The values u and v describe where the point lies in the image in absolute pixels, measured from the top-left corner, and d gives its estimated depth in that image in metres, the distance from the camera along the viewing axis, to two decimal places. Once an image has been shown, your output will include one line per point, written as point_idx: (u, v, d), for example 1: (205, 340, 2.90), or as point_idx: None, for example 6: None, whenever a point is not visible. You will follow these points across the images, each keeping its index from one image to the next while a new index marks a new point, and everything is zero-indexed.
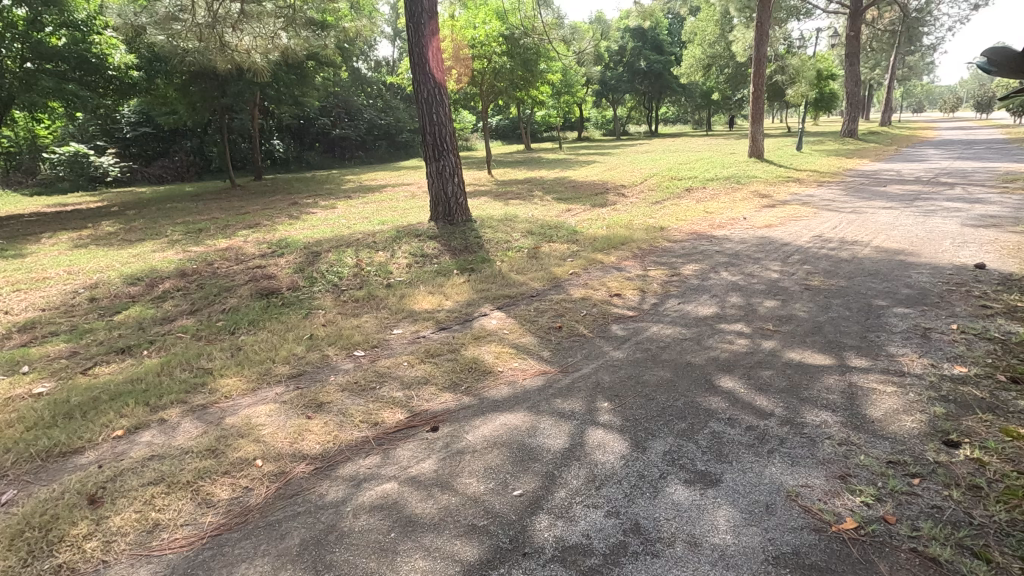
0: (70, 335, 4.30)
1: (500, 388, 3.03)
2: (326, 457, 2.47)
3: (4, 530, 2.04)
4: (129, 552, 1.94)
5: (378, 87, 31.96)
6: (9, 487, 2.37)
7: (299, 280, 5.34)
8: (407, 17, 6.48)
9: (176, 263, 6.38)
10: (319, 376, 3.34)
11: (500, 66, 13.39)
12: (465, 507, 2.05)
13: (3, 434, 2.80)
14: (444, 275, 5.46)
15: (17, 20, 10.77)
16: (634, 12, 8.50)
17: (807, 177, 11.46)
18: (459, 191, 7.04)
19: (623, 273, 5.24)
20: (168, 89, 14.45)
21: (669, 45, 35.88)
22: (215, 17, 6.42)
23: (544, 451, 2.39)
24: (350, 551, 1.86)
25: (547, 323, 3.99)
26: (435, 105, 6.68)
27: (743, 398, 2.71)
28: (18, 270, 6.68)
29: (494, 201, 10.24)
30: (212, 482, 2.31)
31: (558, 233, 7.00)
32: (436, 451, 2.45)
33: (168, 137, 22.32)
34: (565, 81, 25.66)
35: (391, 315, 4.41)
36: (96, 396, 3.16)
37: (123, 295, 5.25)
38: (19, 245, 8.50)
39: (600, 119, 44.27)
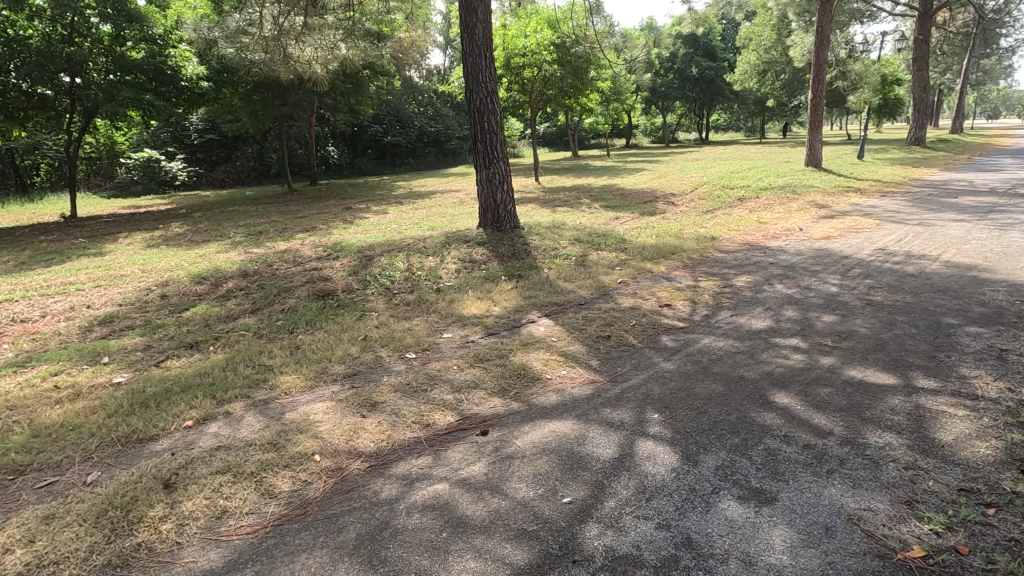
0: (144, 329, 4.60)
1: (549, 395, 3.05)
2: (381, 455, 2.55)
3: (89, 508, 2.21)
4: (200, 535, 2.06)
5: (429, 95, 32.76)
6: (94, 468, 2.56)
7: (353, 283, 5.53)
8: (461, 27, 6.60)
9: (240, 263, 6.72)
10: (372, 376, 3.45)
11: (550, 75, 13.45)
12: (515, 511, 2.09)
13: (87, 419, 3.02)
14: (492, 281, 5.53)
15: (102, 36, 11.60)
16: (687, 19, 8.39)
17: (869, 186, 10.98)
18: (508, 198, 7.12)
19: (673, 283, 5.17)
20: (234, 97, 15.20)
21: (722, 51, 35.27)
22: (280, 30, 6.76)
23: (593, 460, 2.39)
24: (404, 548, 1.92)
25: (595, 331, 3.98)
26: (487, 113, 6.78)
27: (800, 415, 2.63)
28: (98, 267, 7.20)
29: (541, 208, 10.32)
30: (274, 474, 2.42)
31: (606, 242, 6.96)
32: (486, 454, 2.49)
33: (231, 144, 23.48)
34: (615, 88, 25.51)
35: (441, 319, 4.51)
36: (168, 387, 3.38)
37: (191, 293, 5.57)
38: (98, 243, 9.18)
39: (649, 126, 43.88)
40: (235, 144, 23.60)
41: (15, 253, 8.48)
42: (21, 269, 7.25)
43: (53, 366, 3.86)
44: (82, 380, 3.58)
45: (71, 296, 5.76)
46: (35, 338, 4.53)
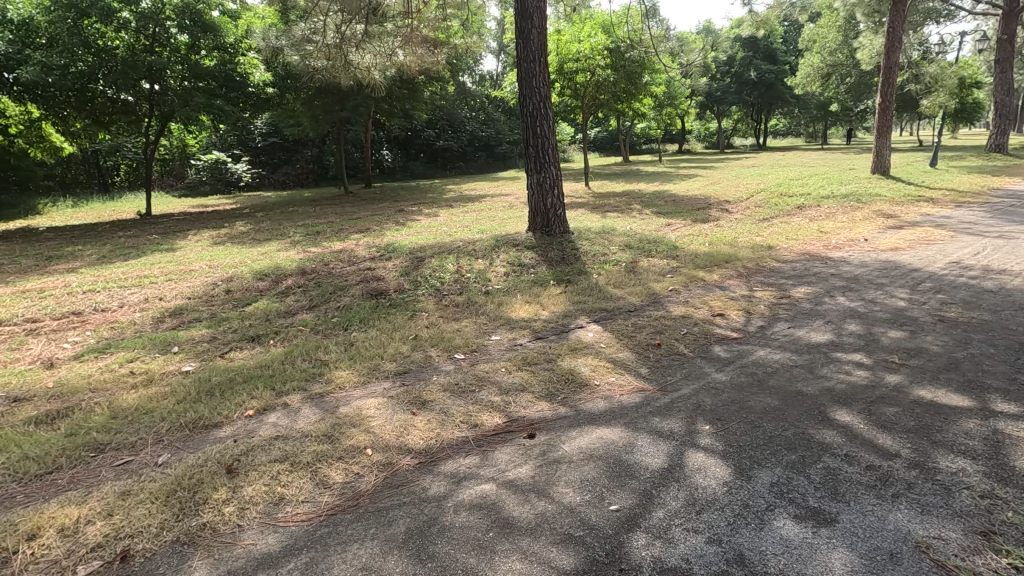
0: (210, 322, 4.86)
1: (597, 401, 3.03)
2: (430, 453, 2.60)
3: (160, 488, 2.36)
4: (259, 519, 2.17)
5: (481, 100, 33.24)
6: (164, 450, 2.73)
7: (405, 283, 5.66)
8: (516, 32, 6.66)
9: (298, 262, 7.00)
10: (423, 375, 3.51)
11: (603, 79, 13.38)
12: (561, 515, 2.08)
13: (159, 404, 3.23)
14: (541, 285, 5.54)
15: (180, 46, 12.39)
16: (747, 21, 8.18)
17: (943, 195, 10.35)
18: (558, 203, 7.11)
19: (726, 292, 5.03)
20: (297, 102, 15.84)
21: (783, 54, 34.14)
22: (343, 37, 7.01)
23: (642, 468, 2.36)
24: (451, 545, 1.96)
25: (645, 338, 3.93)
26: (539, 118, 6.81)
27: (862, 434, 2.51)
28: (170, 262, 7.67)
29: (591, 213, 10.26)
30: (329, 465, 2.51)
31: (657, 248, 6.85)
32: (533, 457, 2.50)
33: (292, 147, 24.51)
34: (670, 93, 25.09)
35: (489, 321, 4.55)
36: (232, 377, 3.57)
37: (253, 289, 5.86)
38: (170, 240, 9.78)
39: (702, 131, 43.06)
40: (296, 147, 24.62)
41: (98, 246, 9.15)
42: (103, 262, 7.81)
43: (129, 354, 4.14)
44: (154, 367, 3.83)
45: (147, 289, 6.15)
46: (114, 327, 4.87)
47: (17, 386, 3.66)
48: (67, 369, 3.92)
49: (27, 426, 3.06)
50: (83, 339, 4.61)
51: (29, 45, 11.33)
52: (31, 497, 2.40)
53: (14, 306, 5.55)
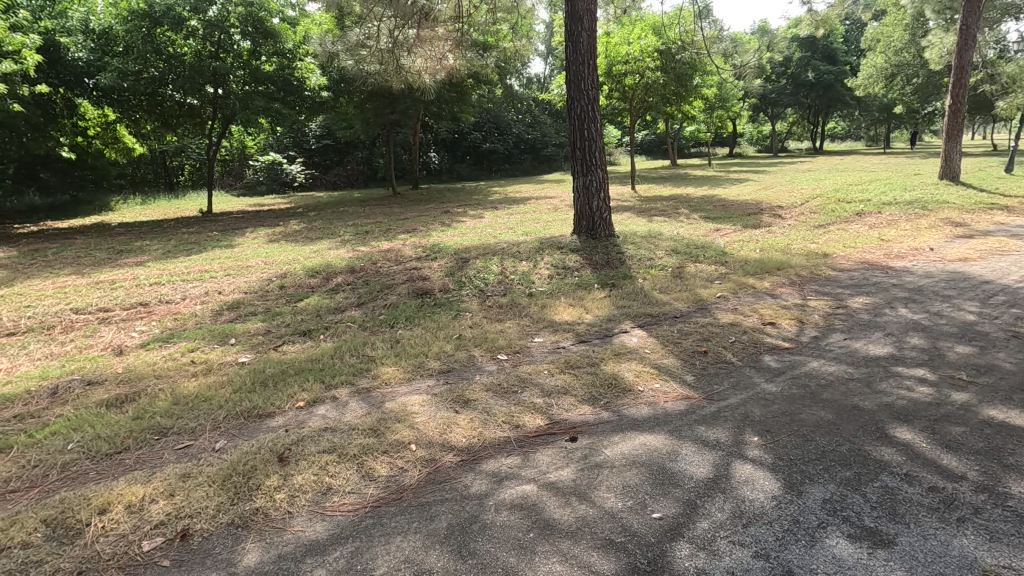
0: (265, 316, 5.07)
1: (640, 407, 2.99)
2: (472, 451, 2.63)
3: (217, 472, 2.48)
4: (308, 507, 2.25)
5: (529, 103, 33.40)
6: (221, 437, 2.86)
7: (449, 283, 5.75)
8: (566, 35, 6.66)
9: (348, 260, 7.21)
10: (466, 374, 3.56)
11: (652, 82, 13.18)
12: (603, 521, 2.07)
13: (217, 392, 3.39)
14: (585, 288, 5.51)
15: (243, 52, 12.95)
16: (806, 21, 7.89)
17: (1019, 203, 9.68)
18: (604, 206, 7.05)
19: (778, 300, 4.87)
20: (350, 106, 16.25)
21: (843, 55, 32.75)
22: (395, 42, 7.23)
23: (686, 477, 2.31)
24: (492, 543, 1.97)
25: (691, 345, 3.85)
26: (587, 121, 6.75)
27: (925, 453, 2.37)
28: (229, 257, 8.05)
29: (637, 217, 10.13)
30: (374, 459, 2.57)
31: (705, 254, 6.69)
32: (575, 461, 2.48)
33: (343, 149, 25.27)
34: (721, 95, 24.46)
35: (532, 323, 4.57)
36: (284, 369, 3.71)
37: (305, 285, 6.07)
38: (229, 237, 10.26)
39: (755, 134, 41.84)
40: (347, 149, 25.36)
41: (164, 242, 9.68)
42: (168, 256, 8.28)
43: (190, 344, 4.37)
44: (213, 358, 4.03)
45: (206, 283, 6.47)
46: (177, 318, 5.14)
47: (90, 371, 3.91)
48: (135, 357, 4.16)
49: (99, 408, 3.27)
50: (149, 328, 4.89)
51: (107, 53, 12.47)
52: (103, 474, 2.58)
53: (88, 296, 5.93)
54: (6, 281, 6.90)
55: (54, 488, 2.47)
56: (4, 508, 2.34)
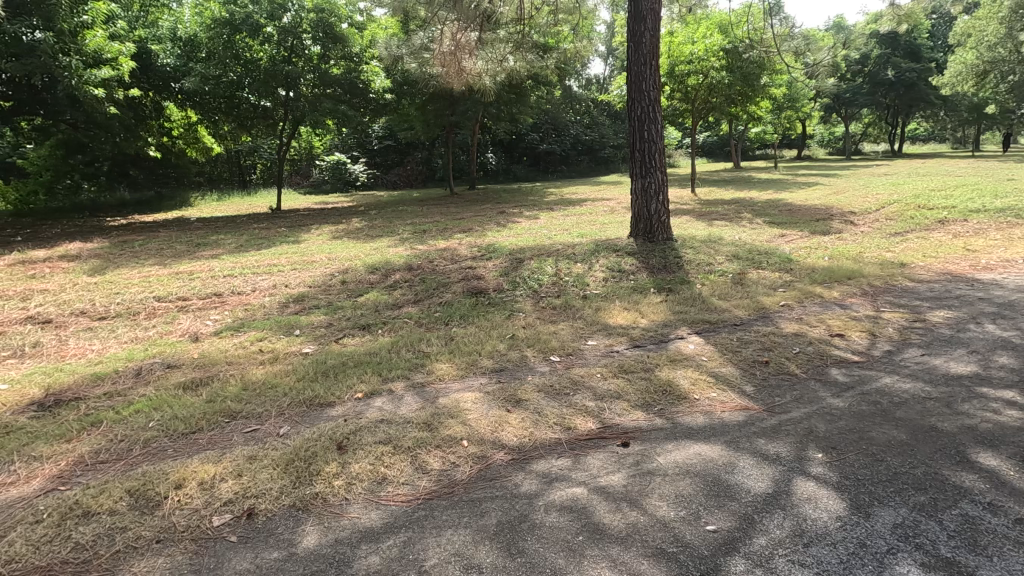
0: (327, 309, 5.29)
1: (696, 416, 2.91)
2: (523, 451, 2.64)
3: (281, 456, 2.61)
4: (364, 496, 2.33)
5: (587, 104, 33.17)
6: (285, 423, 3.01)
7: (504, 283, 5.80)
8: (629, 35, 6.56)
9: (406, 258, 7.41)
10: (518, 373, 3.58)
11: (717, 82, 12.79)
12: (653, 529, 2.03)
13: (283, 380, 3.58)
14: (640, 292, 5.42)
15: (313, 56, 13.51)
16: (888, 15, 7.42)
17: None
18: (663, 209, 6.91)
19: (847, 311, 4.62)
20: (412, 107, 16.64)
21: (928, 51, 30.63)
22: (457, 44, 7.17)
23: (743, 491, 2.23)
24: (540, 543, 1.98)
25: (752, 355, 3.71)
26: (647, 122, 6.61)
27: (1011, 483, 2.19)
28: (295, 252, 8.45)
29: (697, 221, 9.87)
30: (427, 452, 2.64)
31: (768, 260, 6.44)
32: (626, 467, 2.45)
33: (404, 150, 25.95)
34: (791, 95, 23.45)
35: (586, 326, 4.53)
36: (345, 361, 3.85)
37: (365, 281, 6.29)
38: (296, 233, 10.76)
39: (826, 135, 39.86)
40: (408, 149, 26.02)
41: (237, 237, 10.26)
42: (241, 250, 8.79)
43: (259, 333, 4.62)
44: (279, 347, 4.24)
45: (274, 276, 6.81)
46: (247, 309, 5.43)
47: (170, 355, 4.21)
48: (209, 343, 4.44)
49: (176, 390, 3.51)
50: (223, 317, 5.20)
51: (193, 59, 13.41)
52: (179, 451, 2.77)
53: (169, 286, 6.37)
54: (100, 269, 7.54)
55: (137, 462, 2.68)
56: (94, 476, 2.56)
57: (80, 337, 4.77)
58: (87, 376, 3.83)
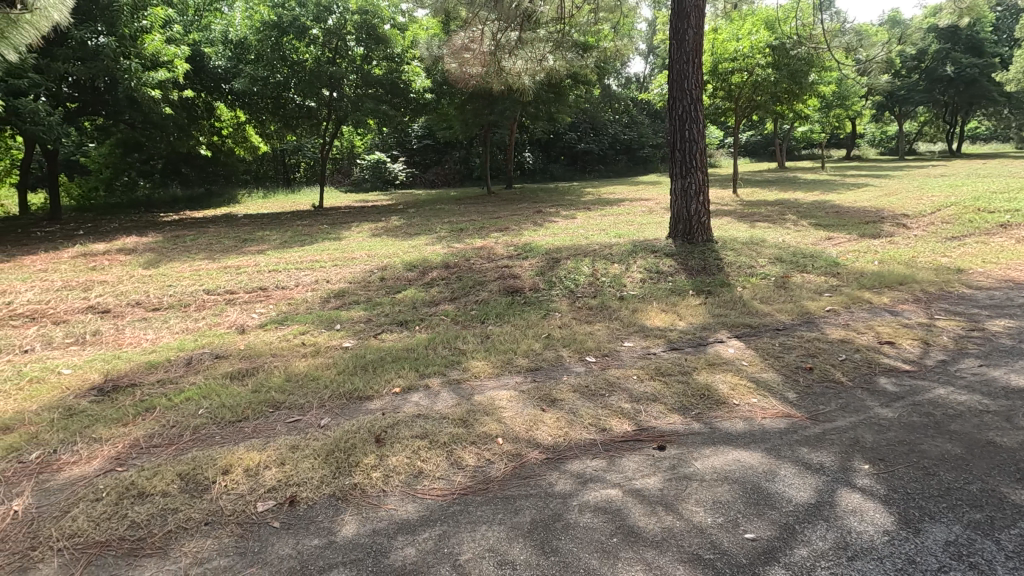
0: (367, 305, 5.41)
1: (735, 421, 2.85)
2: (558, 450, 2.64)
3: (322, 446, 2.69)
4: (401, 488, 2.37)
5: (626, 103, 32.79)
6: (326, 415, 3.10)
7: (540, 283, 5.80)
8: (671, 33, 6.47)
9: (443, 256, 7.50)
10: (553, 373, 3.58)
11: (762, 79, 12.42)
12: (690, 534, 2.00)
13: (324, 372, 3.68)
14: (678, 294, 5.34)
15: (356, 56, 13.81)
16: (948, 8, 7.07)
17: None
18: (703, 210, 6.77)
19: (898, 318, 4.43)
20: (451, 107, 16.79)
21: (992, 45, 29.01)
22: (497, 44, 7.29)
23: (783, 500, 2.18)
24: (574, 543, 1.98)
25: (795, 361, 3.61)
26: (688, 121, 6.49)
27: None
28: (336, 249, 8.67)
29: (739, 222, 9.64)
30: (463, 448, 2.67)
31: (814, 263, 6.23)
32: (662, 470, 2.42)
33: (443, 149, 26.21)
34: (841, 93, 22.61)
35: (623, 327, 4.49)
36: (383, 356, 3.94)
37: (403, 278, 6.39)
38: (337, 230, 11.02)
39: (878, 134, 38.26)
40: (446, 148, 26.28)
41: (281, 233, 10.58)
42: (285, 246, 9.06)
43: (302, 327, 4.76)
44: (320, 341, 4.36)
45: (316, 272, 7.00)
46: (290, 303, 5.61)
47: (218, 345, 4.38)
48: (255, 335, 4.61)
49: (224, 379, 3.67)
50: (267, 311, 5.39)
51: (242, 61, 13.95)
52: (226, 438, 2.88)
53: (218, 279, 6.63)
54: (154, 262, 7.90)
55: (188, 447, 2.80)
56: (149, 459, 2.70)
57: (135, 327, 5.02)
58: (142, 364, 4.03)
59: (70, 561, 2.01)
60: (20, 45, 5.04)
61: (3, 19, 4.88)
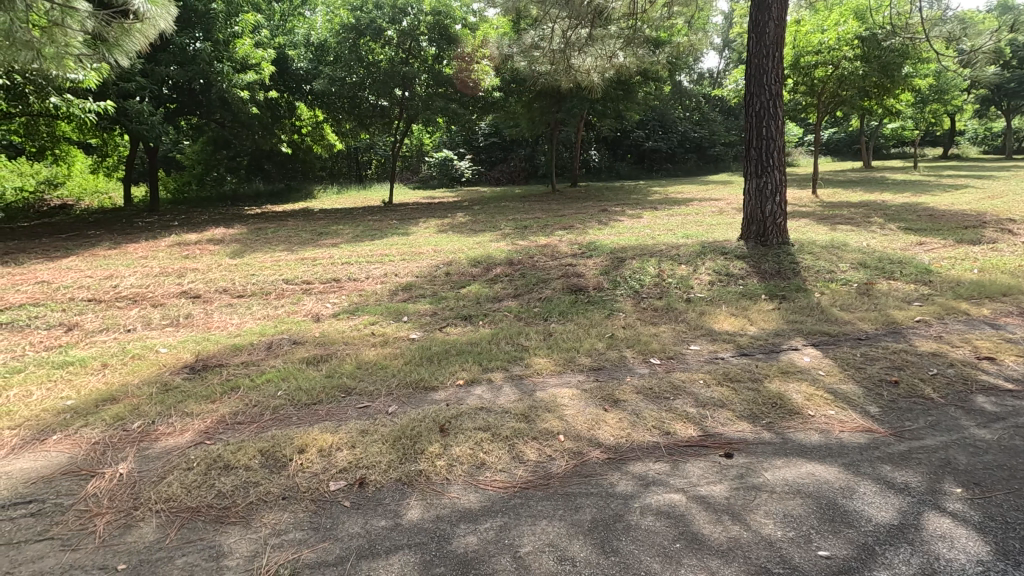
0: (433, 299, 5.55)
1: (809, 433, 2.71)
2: (619, 450, 2.62)
3: (390, 432, 2.80)
4: (463, 478, 2.43)
5: (698, 100, 31.79)
6: (393, 402, 3.22)
7: (604, 282, 5.73)
8: (751, 26, 6.20)
9: (507, 253, 7.56)
10: (616, 373, 3.54)
11: (849, 73, 11.62)
12: (758, 546, 1.93)
13: (393, 362, 3.83)
14: (750, 298, 5.13)
15: (428, 56, 14.12)
16: None
17: None
18: (779, 211, 6.46)
19: (999, 332, 4.06)
20: (518, 105, 16.88)
21: None
22: (567, 42, 7.31)
23: (863, 519, 2.05)
24: (635, 545, 1.96)
25: (878, 373, 3.38)
26: (766, 119, 6.21)
27: None
28: (404, 244, 8.94)
29: (818, 225, 9.11)
30: (525, 443, 2.69)
31: (902, 270, 5.81)
32: (729, 478, 2.35)
33: (509, 147, 26.40)
34: (938, 87, 20.86)
35: (689, 330, 4.37)
36: (448, 349, 4.04)
37: (468, 274, 6.51)
38: (405, 225, 11.36)
39: (981, 131, 35.00)
40: (512, 146, 26.45)
41: (353, 227, 11.04)
42: (356, 240, 9.45)
43: (371, 318, 4.96)
44: (389, 332, 4.52)
45: (386, 265, 7.24)
46: (361, 294, 5.84)
47: (296, 332, 4.64)
48: (329, 324, 4.84)
49: (301, 364, 3.89)
50: (340, 301, 5.64)
51: (322, 62, 14.68)
52: (303, 419, 3.06)
53: (295, 270, 7.00)
54: (239, 252, 8.46)
55: (268, 426, 2.99)
56: (233, 435, 2.90)
57: (222, 312, 5.40)
58: (228, 346, 4.34)
59: (167, 523, 2.21)
60: (131, 52, 5.61)
61: (118, 31, 5.40)
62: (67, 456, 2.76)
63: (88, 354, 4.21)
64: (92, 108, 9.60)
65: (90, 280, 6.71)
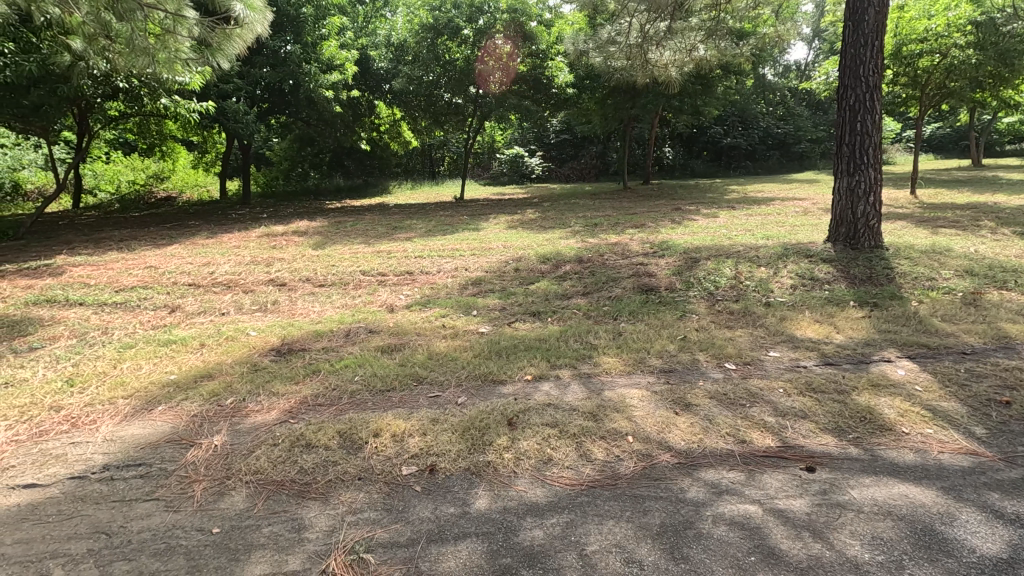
0: (502, 294, 5.61)
1: (903, 452, 2.51)
2: (691, 455, 2.54)
3: (459, 423, 2.86)
4: (530, 472, 2.45)
5: (783, 94, 30.17)
6: (462, 394, 3.29)
7: (677, 283, 5.56)
8: (847, 15, 5.80)
9: (576, 250, 7.50)
10: (688, 376, 3.45)
11: (960, 62, 10.43)
12: (842, 567, 1.82)
13: (462, 354, 3.91)
14: (837, 304, 4.82)
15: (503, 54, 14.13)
16: None
17: None
18: (872, 212, 6.01)
19: None
20: (591, 102, 16.73)
21: None
22: (645, 36, 7.14)
23: (964, 549, 1.88)
24: (707, 554, 1.90)
25: (985, 392, 3.07)
26: (861, 113, 5.78)
27: None
28: (475, 239, 9.09)
29: (917, 228, 8.38)
30: (592, 441, 2.68)
31: (1017, 279, 5.24)
32: (811, 493, 2.22)
33: (580, 143, 26.19)
34: None
35: (768, 335, 4.17)
36: (516, 343, 4.08)
37: (538, 270, 6.52)
38: (476, 221, 11.53)
39: None
40: (583, 143, 26.22)
41: (426, 222, 11.33)
42: (429, 234, 9.71)
43: (442, 311, 5.08)
44: (459, 325, 4.62)
45: (457, 260, 7.40)
46: (433, 287, 6.01)
47: (371, 321, 4.84)
48: (403, 315, 5.01)
49: (376, 352, 4.05)
50: (413, 293, 5.82)
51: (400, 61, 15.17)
52: (377, 405, 3.19)
53: (372, 262, 7.30)
54: (320, 244, 8.93)
55: (346, 409, 3.15)
56: (314, 416, 3.07)
57: (305, 300, 5.72)
58: (310, 332, 4.60)
59: (254, 493, 2.38)
60: (231, 55, 6.02)
61: (220, 35, 5.82)
62: (171, 426, 3.03)
63: (188, 334, 4.60)
64: (195, 108, 10.43)
65: (191, 266, 7.31)
